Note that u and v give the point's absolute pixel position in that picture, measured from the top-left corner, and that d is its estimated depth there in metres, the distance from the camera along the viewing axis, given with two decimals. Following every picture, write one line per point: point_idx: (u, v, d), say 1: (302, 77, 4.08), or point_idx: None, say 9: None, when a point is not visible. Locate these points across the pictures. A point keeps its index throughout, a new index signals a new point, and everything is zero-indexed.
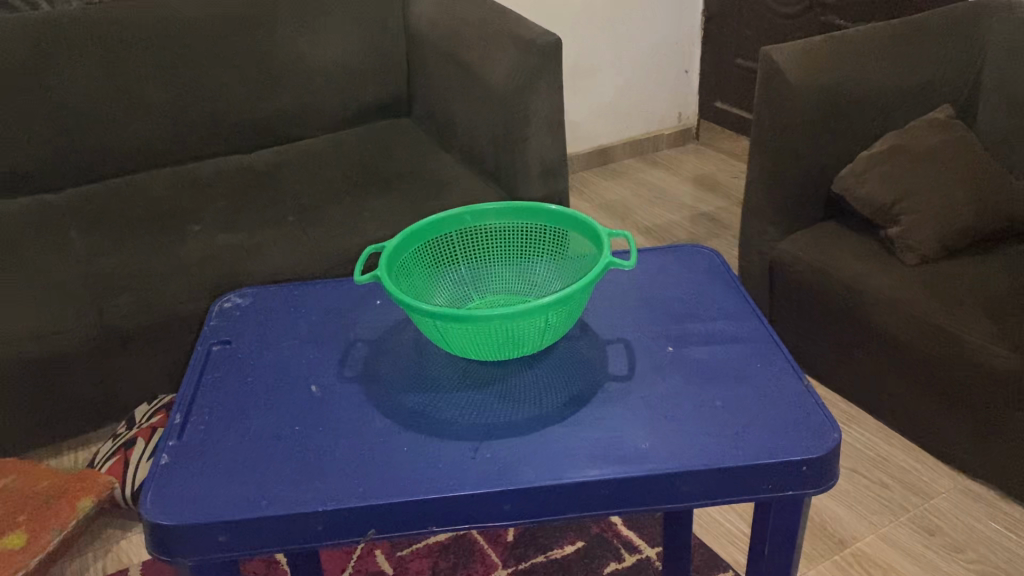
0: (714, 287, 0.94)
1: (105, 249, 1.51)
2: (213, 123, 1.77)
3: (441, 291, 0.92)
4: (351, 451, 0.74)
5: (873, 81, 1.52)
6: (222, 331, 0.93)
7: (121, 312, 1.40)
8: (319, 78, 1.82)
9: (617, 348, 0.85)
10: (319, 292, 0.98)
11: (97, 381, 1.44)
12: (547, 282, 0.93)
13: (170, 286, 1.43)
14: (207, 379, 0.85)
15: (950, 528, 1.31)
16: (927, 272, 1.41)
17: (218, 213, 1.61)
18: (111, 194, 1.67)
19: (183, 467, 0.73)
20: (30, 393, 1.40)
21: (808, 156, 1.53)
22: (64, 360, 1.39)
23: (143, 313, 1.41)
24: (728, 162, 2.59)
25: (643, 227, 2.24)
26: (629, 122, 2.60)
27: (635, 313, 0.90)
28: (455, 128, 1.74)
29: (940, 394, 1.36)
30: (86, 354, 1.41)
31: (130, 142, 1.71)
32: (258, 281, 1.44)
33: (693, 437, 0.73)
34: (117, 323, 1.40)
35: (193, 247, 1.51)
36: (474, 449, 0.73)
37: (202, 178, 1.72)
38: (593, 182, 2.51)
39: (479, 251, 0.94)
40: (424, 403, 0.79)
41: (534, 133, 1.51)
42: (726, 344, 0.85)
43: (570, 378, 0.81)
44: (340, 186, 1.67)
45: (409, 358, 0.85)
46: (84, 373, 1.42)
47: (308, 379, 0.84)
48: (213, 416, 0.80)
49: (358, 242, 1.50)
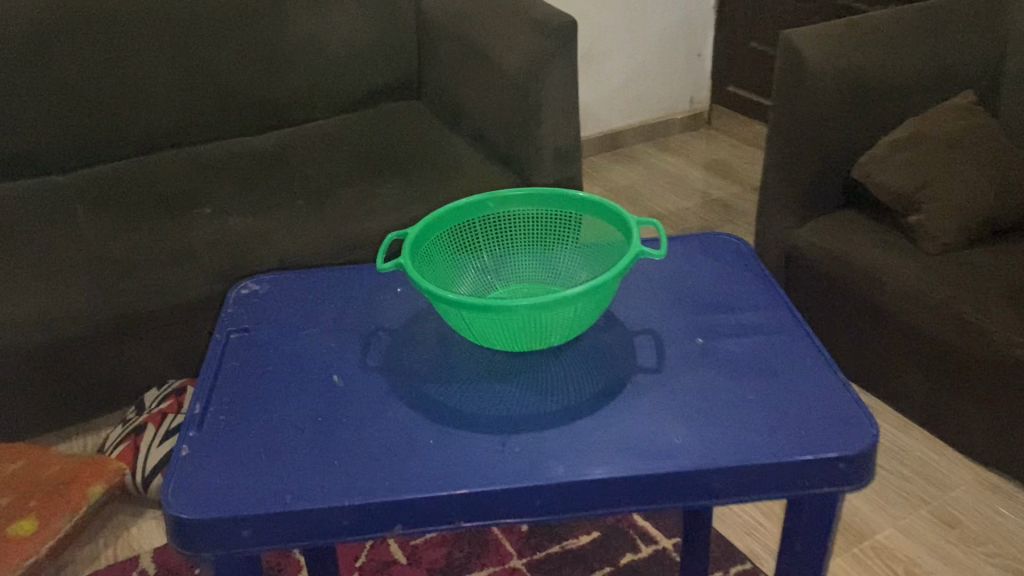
0: (741, 278, 0.92)
1: (114, 232, 1.49)
2: (222, 104, 1.74)
3: (465, 280, 0.90)
4: (376, 444, 0.72)
5: (895, 66, 1.50)
6: (239, 319, 0.90)
7: (132, 296, 1.39)
8: (328, 59, 1.79)
9: (645, 339, 0.83)
10: (338, 279, 0.95)
11: (107, 365, 1.43)
12: (572, 271, 0.90)
13: (181, 270, 1.42)
14: (225, 367, 0.82)
15: (969, 521, 1.29)
16: (947, 261, 1.39)
17: (228, 196, 1.59)
18: (120, 176, 1.65)
19: (204, 459, 0.71)
20: (39, 376, 1.39)
21: (828, 141, 1.50)
22: (74, 344, 1.38)
23: (154, 297, 1.40)
24: (741, 148, 2.56)
25: (655, 213, 2.22)
26: (640, 107, 2.57)
27: (663, 304, 0.88)
28: (467, 112, 1.72)
29: (959, 384, 1.34)
30: (96, 338, 1.39)
31: (138, 124, 1.69)
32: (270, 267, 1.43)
33: (728, 433, 0.71)
34: (128, 307, 1.39)
35: (203, 230, 1.49)
36: (502, 443, 0.71)
37: (212, 160, 1.70)
38: (604, 167, 2.48)
39: (503, 237, 0.91)
40: (449, 395, 0.77)
41: (549, 118, 1.49)
42: (756, 336, 0.82)
43: (598, 369, 0.79)
44: (350, 170, 1.65)
45: (432, 347, 0.83)
46: (94, 358, 1.41)
47: (329, 368, 0.81)
48: (234, 405, 0.77)
49: (371, 228, 1.48)
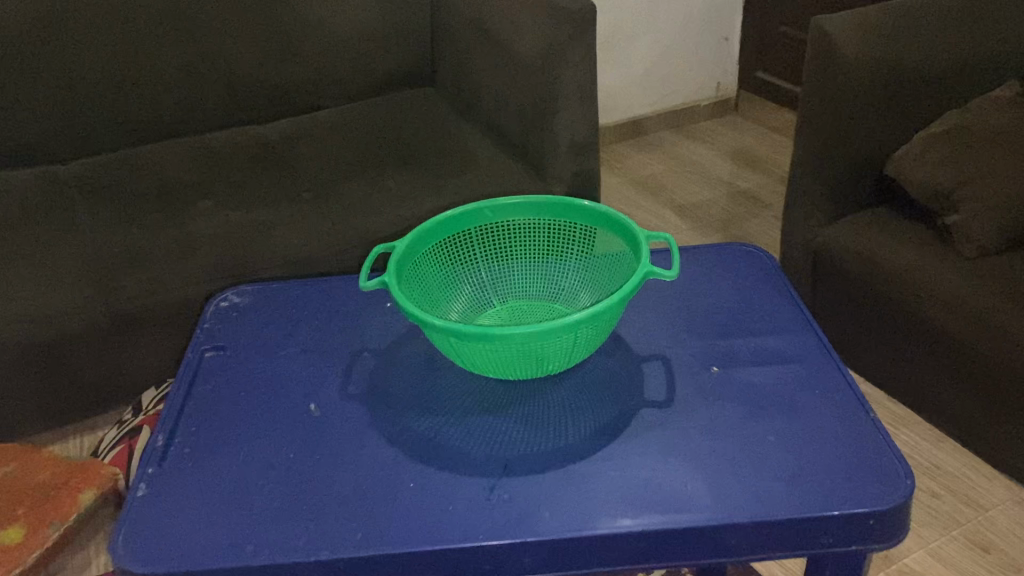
0: (763, 295, 0.83)
1: (110, 226, 1.43)
2: (227, 91, 1.67)
3: (459, 296, 0.83)
4: (351, 486, 0.65)
5: (935, 55, 1.39)
6: (215, 334, 0.83)
7: (128, 294, 1.33)
8: (336, 45, 1.71)
9: (654, 367, 0.75)
10: (326, 291, 0.88)
11: (102, 364, 1.37)
12: (576, 286, 0.83)
13: (178, 266, 1.35)
14: (196, 392, 0.76)
15: (1005, 545, 1.21)
16: (986, 266, 1.30)
17: (230, 187, 1.52)
18: (121, 166, 1.59)
19: (163, 501, 0.65)
20: (32, 376, 1.34)
21: (861, 137, 1.41)
22: (67, 344, 1.32)
23: (150, 296, 1.34)
24: (769, 136, 2.46)
25: (678, 205, 2.14)
26: (663, 93, 2.48)
27: (676, 326, 0.80)
28: (481, 100, 1.63)
29: (997, 400, 1.25)
30: (89, 336, 1.33)
31: (141, 112, 1.62)
32: (269, 266, 1.36)
33: (742, 481, 0.63)
34: (124, 306, 1.32)
35: (202, 225, 1.42)
36: (488, 488, 0.64)
37: (216, 149, 1.63)
38: (625, 155, 2.40)
39: (501, 248, 0.84)
40: (435, 430, 0.70)
41: (565, 108, 1.40)
42: (778, 365, 0.74)
43: (602, 401, 0.72)
44: (356, 160, 1.57)
45: (420, 373, 0.76)
46: (88, 356, 1.36)
47: (307, 395, 0.74)
48: (200, 436, 0.71)
49: (374, 222, 1.42)
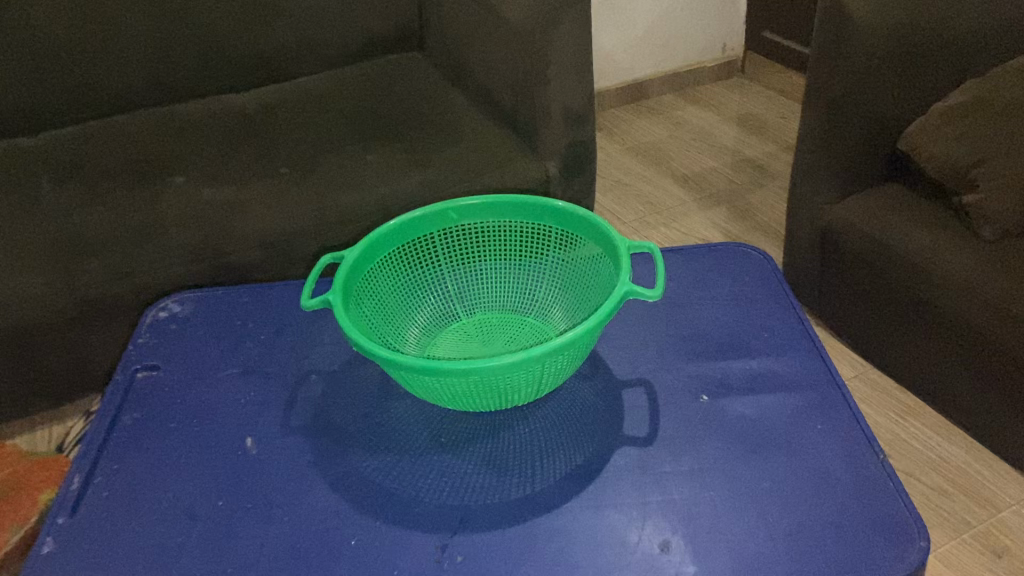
0: (761, 306, 0.75)
1: (76, 204, 1.23)
2: (204, 59, 1.47)
3: (421, 308, 0.76)
4: (281, 545, 0.57)
5: (959, 18, 1.26)
6: (150, 352, 0.75)
7: (92, 279, 1.14)
8: (317, 7, 1.50)
9: (635, 394, 0.67)
10: (275, 300, 0.80)
11: (70, 352, 1.20)
12: (551, 297, 0.76)
13: (148, 248, 1.16)
14: (122, 423, 0.68)
15: (1019, 549, 1.13)
16: (1005, 250, 1.20)
17: (206, 162, 1.32)
18: (89, 140, 1.39)
19: (71, 559, 0.57)
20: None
21: (875, 110, 1.29)
22: (31, 333, 1.14)
23: (116, 280, 1.14)
24: (777, 100, 2.34)
25: (680, 173, 2.04)
26: (665, 55, 2.36)
27: (662, 345, 0.71)
28: (466, 66, 1.46)
29: (1014, 396, 1.16)
30: (55, 327, 1.15)
31: (109, 80, 1.42)
32: (244, 246, 1.18)
33: (729, 541, 0.55)
34: (88, 293, 1.14)
35: (173, 203, 1.23)
36: (440, 547, 0.56)
37: (193, 121, 1.44)
38: (625, 121, 2.29)
39: (466, 252, 0.77)
40: (384, 471, 0.62)
41: (557, 76, 1.24)
42: (775, 396, 0.66)
43: (575, 435, 0.63)
44: (339, 134, 1.38)
45: (370, 401, 0.68)
46: (53, 352, 1.19)
47: (244, 428, 0.66)
48: (122, 478, 0.63)
49: (356, 198, 1.23)
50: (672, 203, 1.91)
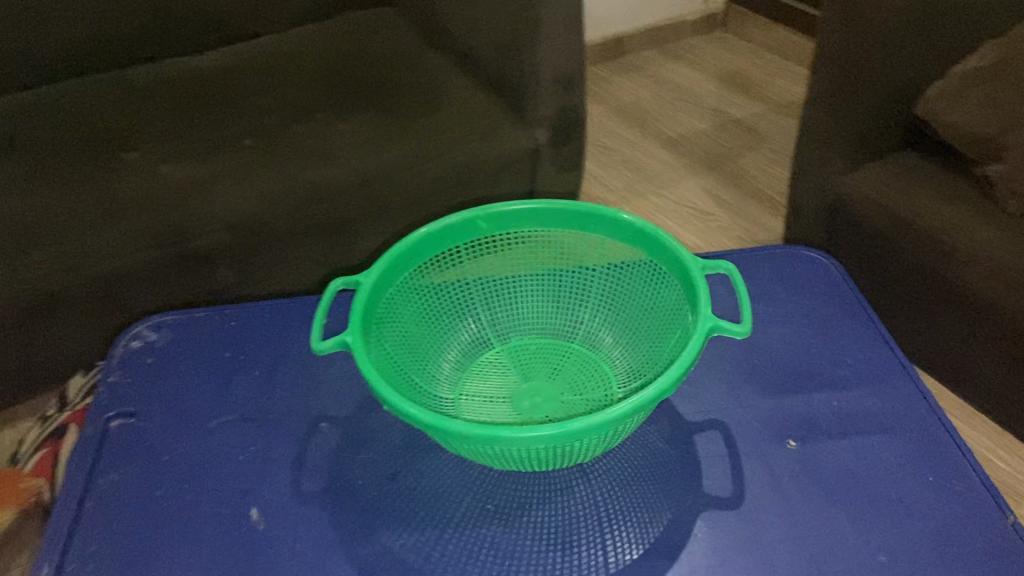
0: (842, 329, 0.74)
1: (12, 183, 1.08)
2: (153, 18, 1.31)
3: (452, 339, 0.72)
4: None
5: None
6: (126, 397, 0.72)
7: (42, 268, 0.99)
8: None
9: (711, 438, 0.65)
10: (266, 331, 0.77)
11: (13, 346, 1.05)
12: (595, 320, 0.73)
13: (107, 234, 1.01)
14: (97, 487, 0.65)
15: None
16: None
17: (158, 134, 1.16)
18: (26, 109, 1.23)
19: None
20: None
21: None
22: None
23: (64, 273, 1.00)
24: (762, 56, 2.23)
25: (666, 136, 1.93)
26: (646, 9, 2.23)
27: (734, 382, 0.69)
28: (440, 21, 1.31)
29: None
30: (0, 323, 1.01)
31: (48, 43, 1.26)
32: (210, 229, 1.04)
33: None
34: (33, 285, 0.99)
35: (130, 183, 1.07)
36: None
37: (143, 86, 1.27)
38: (605, 79, 2.16)
39: (499, 271, 0.73)
40: (428, 546, 0.59)
41: (548, 37, 1.10)
42: (873, 438, 0.65)
43: (652, 494, 0.61)
44: (306, 100, 1.23)
45: (398, 458, 0.65)
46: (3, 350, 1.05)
47: (246, 494, 0.63)
48: (106, 559, 0.60)
49: (340, 176, 1.09)
50: (660, 168, 1.81)
